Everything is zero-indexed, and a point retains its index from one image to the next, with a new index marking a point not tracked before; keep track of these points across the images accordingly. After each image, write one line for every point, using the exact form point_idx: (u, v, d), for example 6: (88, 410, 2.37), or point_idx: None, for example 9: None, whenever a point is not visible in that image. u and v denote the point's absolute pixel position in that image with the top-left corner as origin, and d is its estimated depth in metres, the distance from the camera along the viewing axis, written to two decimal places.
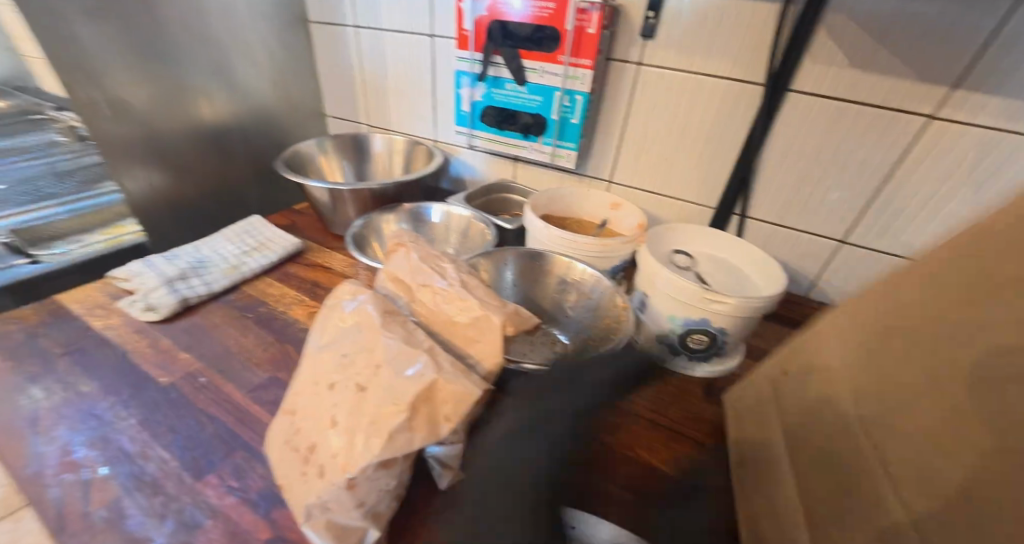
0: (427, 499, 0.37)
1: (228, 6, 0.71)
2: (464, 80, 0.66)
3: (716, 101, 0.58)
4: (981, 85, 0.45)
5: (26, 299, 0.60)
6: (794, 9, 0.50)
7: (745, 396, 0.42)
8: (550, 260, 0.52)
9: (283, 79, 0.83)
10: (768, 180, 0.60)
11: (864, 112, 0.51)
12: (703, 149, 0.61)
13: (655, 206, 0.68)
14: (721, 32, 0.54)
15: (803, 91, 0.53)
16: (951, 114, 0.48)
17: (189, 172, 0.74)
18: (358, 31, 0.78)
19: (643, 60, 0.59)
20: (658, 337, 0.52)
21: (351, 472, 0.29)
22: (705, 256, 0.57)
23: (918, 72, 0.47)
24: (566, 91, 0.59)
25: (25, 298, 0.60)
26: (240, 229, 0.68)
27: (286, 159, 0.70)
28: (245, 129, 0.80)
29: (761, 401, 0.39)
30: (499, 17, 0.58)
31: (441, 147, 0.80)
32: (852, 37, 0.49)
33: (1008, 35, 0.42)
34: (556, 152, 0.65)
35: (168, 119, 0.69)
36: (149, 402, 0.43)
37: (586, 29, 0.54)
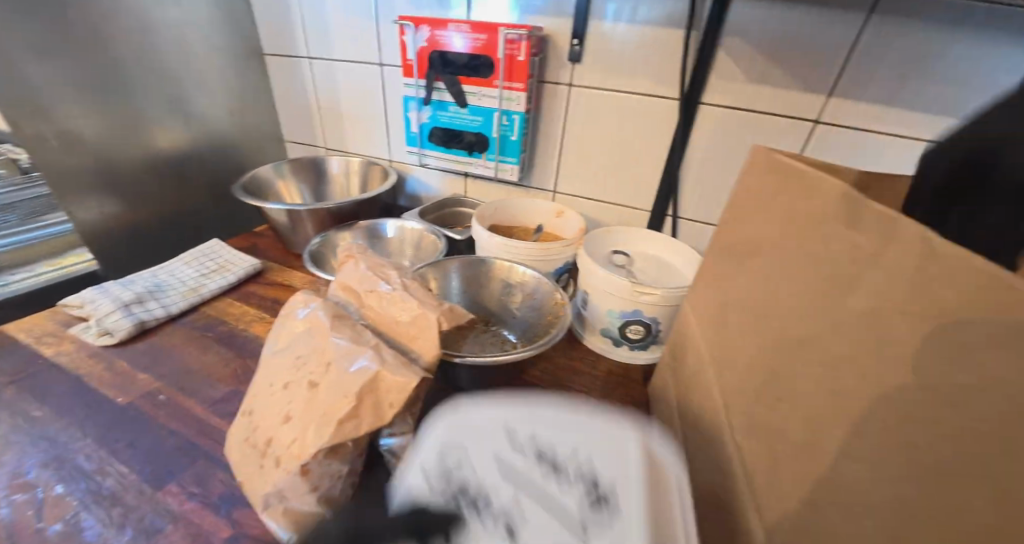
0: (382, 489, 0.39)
1: (180, 40, 0.74)
2: (412, 104, 0.70)
3: (640, 115, 0.64)
4: (852, 94, 0.53)
5: None
6: (696, 34, 0.57)
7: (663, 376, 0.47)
8: (495, 265, 0.56)
9: (239, 106, 0.86)
10: (692, 183, 0.66)
11: (764, 121, 0.59)
12: (633, 158, 0.67)
13: (597, 212, 0.74)
14: (638, 55, 0.61)
15: (713, 104, 0.60)
16: (832, 118, 0.55)
17: (144, 200, 0.75)
18: (311, 60, 0.82)
19: (573, 81, 0.65)
20: (598, 331, 0.57)
21: (303, 460, 0.32)
22: (641, 255, 0.62)
23: (803, 84, 0.55)
24: (504, 111, 0.64)
25: None
26: (199, 254, 0.70)
27: (243, 184, 0.73)
28: (201, 156, 0.82)
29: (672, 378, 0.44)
30: (439, 48, 0.64)
31: (397, 167, 0.84)
32: (747, 56, 0.56)
33: (866, 51, 0.51)
34: (500, 166, 0.70)
35: (121, 149, 0.70)
36: (106, 421, 0.44)
37: (517, 57, 0.60)
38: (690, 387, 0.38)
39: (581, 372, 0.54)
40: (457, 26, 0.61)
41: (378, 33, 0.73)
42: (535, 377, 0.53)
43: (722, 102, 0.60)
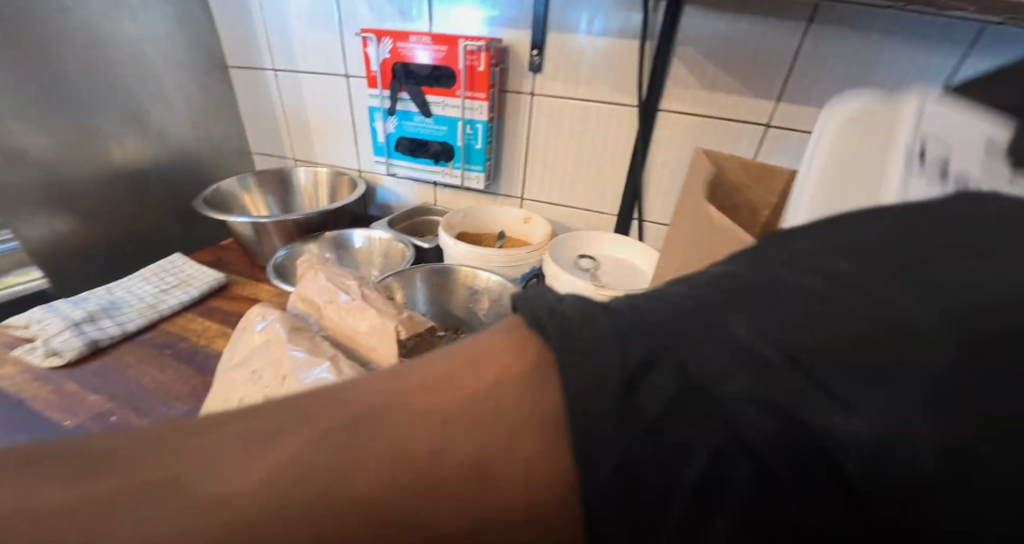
0: None
1: (140, 54, 0.73)
2: (377, 115, 0.70)
3: (602, 123, 0.66)
4: (799, 100, 0.56)
5: None
6: (651, 46, 0.59)
7: None
8: (461, 273, 0.57)
9: (203, 119, 0.85)
10: (655, 188, 0.68)
11: (719, 126, 0.61)
12: (596, 165, 0.69)
13: (565, 217, 0.75)
14: (597, 65, 0.62)
15: (670, 111, 0.62)
16: (780, 123, 0.58)
17: (100, 217, 0.72)
18: (276, 73, 0.81)
19: (535, 90, 0.66)
20: None
21: None
22: (607, 257, 0.63)
23: (752, 91, 0.58)
24: (467, 121, 0.65)
25: None
26: (159, 270, 0.68)
27: (206, 198, 0.71)
28: (163, 171, 0.80)
29: None
30: (402, 59, 0.64)
31: (366, 177, 0.84)
32: (699, 65, 0.59)
33: (809, 58, 0.53)
34: (466, 175, 0.70)
35: (75, 166, 0.68)
36: None
37: (478, 67, 0.61)
38: None
39: None
40: (418, 37, 0.62)
41: (342, 45, 0.73)
42: None
43: (678, 109, 0.62)
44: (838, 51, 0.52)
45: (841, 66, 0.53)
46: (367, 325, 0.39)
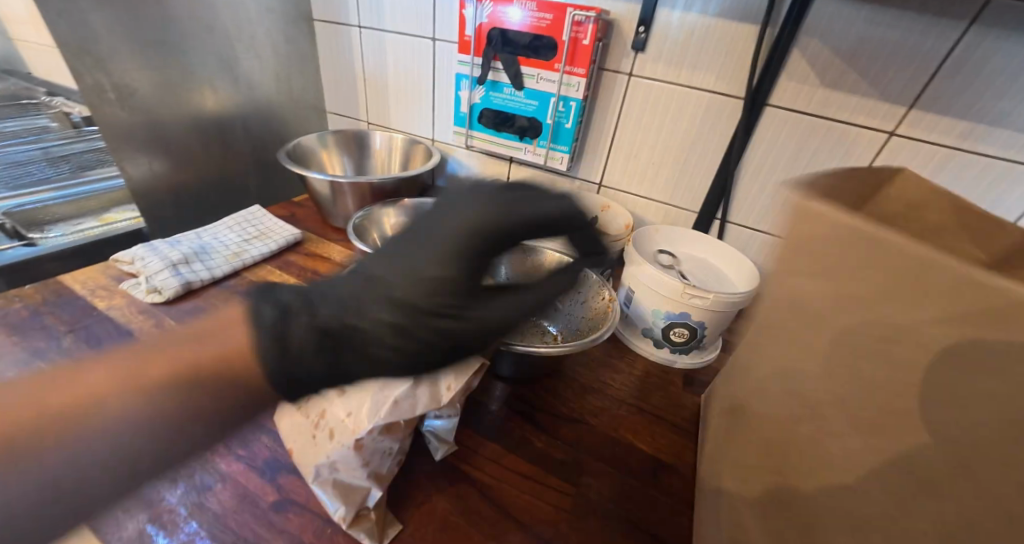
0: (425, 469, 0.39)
1: (237, 0, 0.73)
2: (465, 83, 0.69)
3: (700, 112, 0.62)
4: (935, 107, 0.51)
5: (19, 283, 0.60)
6: (773, 32, 0.54)
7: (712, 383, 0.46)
8: (542, 255, 0.56)
9: (287, 73, 0.85)
10: (746, 188, 0.64)
11: (834, 128, 0.56)
12: (686, 157, 0.66)
13: (642, 208, 0.72)
14: (707, 49, 0.58)
15: (781, 106, 0.58)
16: (907, 131, 0.53)
17: (189, 161, 0.75)
18: (362, 31, 0.81)
19: (632, 71, 0.63)
20: (641, 330, 0.56)
21: (359, 433, 0.32)
22: (688, 255, 0.61)
23: (880, 92, 0.52)
24: (563, 97, 0.63)
25: (18, 282, 0.60)
26: (242, 219, 0.70)
27: (289, 151, 0.72)
28: (246, 121, 0.82)
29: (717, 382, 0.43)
30: (498, 26, 0.63)
31: (438, 146, 0.84)
32: (824, 58, 0.53)
33: (960, 60, 0.48)
34: (549, 154, 0.69)
35: (170, 108, 0.70)
36: None
37: (582, 40, 0.59)
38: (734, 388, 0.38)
39: (619, 369, 0.54)
40: (523, 4, 0.60)
41: (434, 7, 0.71)
42: (574, 372, 0.52)
43: (790, 106, 0.57)
44: (999, 53, 0.46)
45: (997, 73, 0.47)
46: None
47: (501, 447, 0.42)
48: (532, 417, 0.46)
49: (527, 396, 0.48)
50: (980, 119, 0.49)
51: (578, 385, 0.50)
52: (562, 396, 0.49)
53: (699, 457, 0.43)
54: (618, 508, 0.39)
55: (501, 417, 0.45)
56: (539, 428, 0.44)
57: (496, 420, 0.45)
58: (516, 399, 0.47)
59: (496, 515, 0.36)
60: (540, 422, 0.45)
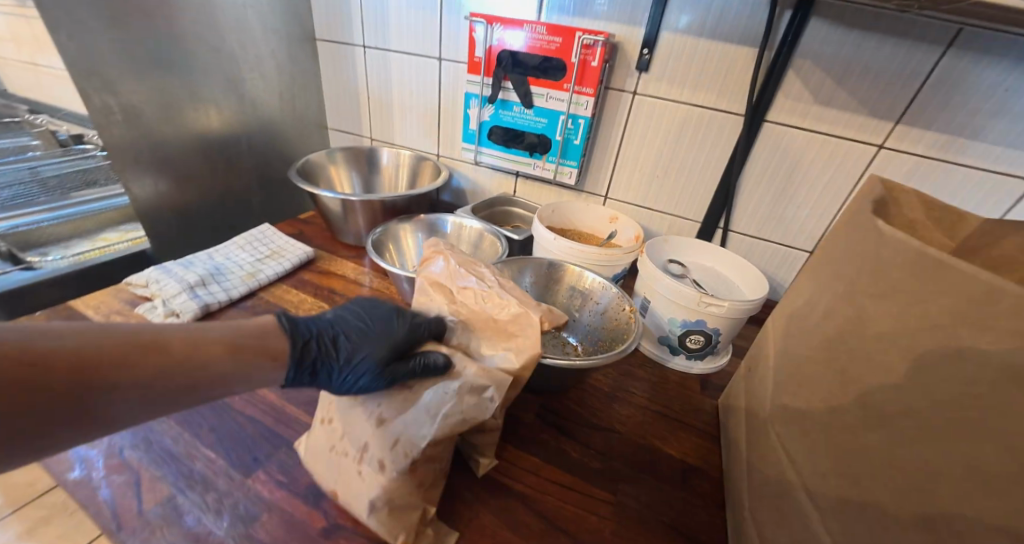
0: (466, 485, 0.40)
1: (242, 21, 0.73)
2: (474, 101, 0.71)
3: (704, 127, 0.65)
4: (920, 123, 0.55)
5: (22, 309, 0.58)
6: (770, 54, 0.58)
7: (734, 387, 0.48)
8: (561, 269, 0.57)
9: (289, 91, 0.85)
10: (747, 199, 0.68)
11: (830, 142, 0.60)
12: (689, 170, 0.69)
13: (648, 219, 0.75)
14: (709, 69, 0.61)
15: (778, 122, 0.61)
16: (896, 144, 0.57)
17: (194, 181, 0.74)
18: (366, 50, 0.82)
19: (637, 90, 0.66)
20: (658, 338, 0.58)
21: (413, 453, 0.33)
22: (697, 265, 0.63)
23: (869, 109, 0.56)
24: (572, 115, 0.65)
25: (21, 308, 0.58)
26: (253, 238, 0.70)
27: (298, 169, 0.73)
28: (249, 140, 0.81)
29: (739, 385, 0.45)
30: (508, 48, 0.65)
31: (444, 162, 0.85)
32: (817, 77, 0.57)
33: (942, 81, 0.52)
34: (558, 169, 0.71)
35: (176, 128, 0.69)
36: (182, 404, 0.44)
37: (590, 62, 0.61)
38: (758, 391, 0.40)
39: (639, 376, 0.56)
40: (533, 27, 0.62)
41: (441, 28, 0.73)
42: (598, 381, 0.54)
43: (786, 122, 0.61)
44: (977, 74, 0.50)
45: (975, 92, 0.51)
46: (504, 313, 0.39)
47: (538, 458, 0.43)
48: (564, 428, 0.47)
49: (555, 406, 0.49)
50: (963, 133, 0.53)
51: (603, 393, 0.52)
52: (589, 406, 0.50)
53: (726, 459, 0.45)
54: (655, 514, 0.40)
55: (534, 429, 0.46)
56: (571, 438, 0.46)
57: (529, 433, 0.46)
58: (546, 410, 0.49)
59: (542, 527, 0.37)
60: (571, 432, 0.46)
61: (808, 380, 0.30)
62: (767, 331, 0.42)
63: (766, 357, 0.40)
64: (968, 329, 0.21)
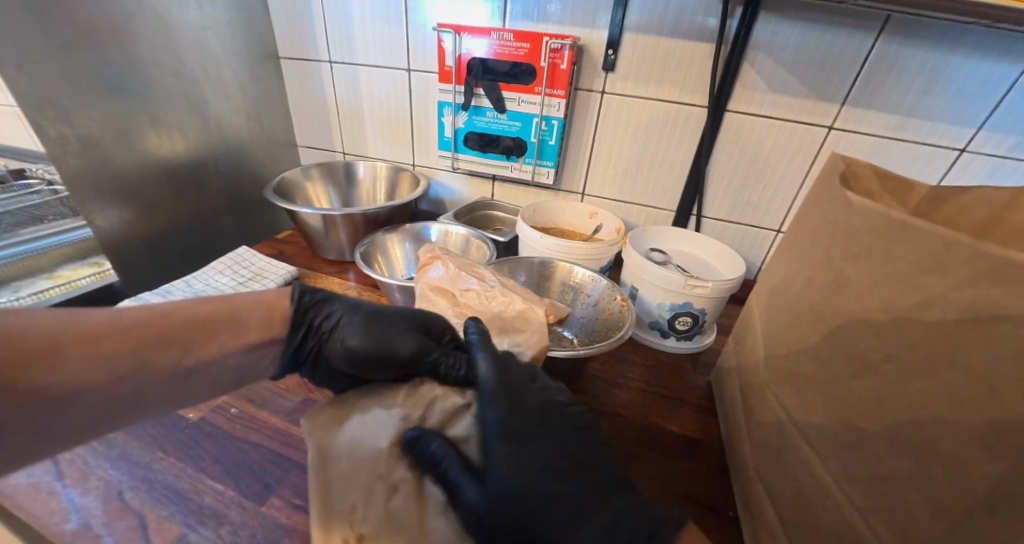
0: None
1: (201, 43, 0.71)
2: (447, 109, 0.72)
3: (671, 120, 0.68)
4: (863, 104, 0.60)
5: None
6: (726, 48, 0.61)
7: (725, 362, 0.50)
8: (551, 265, 0.59)
9: (254, 110, 0.84)
10: (715, 185, 0.72)
11: (786, 126, 0.64)
12: (660, 163, 0.72)
13: (623, 212, 0.78)
14: (671, 65, 0.65)
15: (738, 112, 0.65)
16: (844, 125, 0.62)
17: (160, 208, 0.71)
18: (333, 65, 0.81)
19: (605, 89, 0.69)
20: (648, 323, 0.60)
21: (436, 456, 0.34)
22: (677, 251, 0.67)
23: (818, 94, 0.61)
24: (545, 117, 0.67)
25: None
26: (231, 262, 0.68)
27: (274, 187, 0.71)
28: (216, 163, 0.79)
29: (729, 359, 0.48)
30: (478, 55, 0.66)
31: (420, 171, 0.85)
32: (770, 67, 0.62)
33: (879, 64, 0.57)
34: (535, 169, 0.73)
35: (139, 154, 0.67)
36: (178, 438, 0.43)
37: (558, 65, 0.64)
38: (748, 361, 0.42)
39: (634, 362, 0.58)
40: (500, 34, 0.64)
41: (409, 39, 0.74)
42: (597, 371, 0.55)
43: (745, 111, 0.65)
44: (909, 57, 0.56)
45: (908, 73, 0.57)
46: (509, 310, 0.41)
47: None
48: None
49: None
50: (900, 111, 0.59)
51: (603, 381, 0.54)
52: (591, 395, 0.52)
53: (725, 431, 0.47)
54: (666, 487, 0.42)
55: None
56: None
57: None
58: None
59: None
60: None
61: (797, 344, 0.33)
62: (751, 305, 0.45)
63: (752, 328, 0.43)
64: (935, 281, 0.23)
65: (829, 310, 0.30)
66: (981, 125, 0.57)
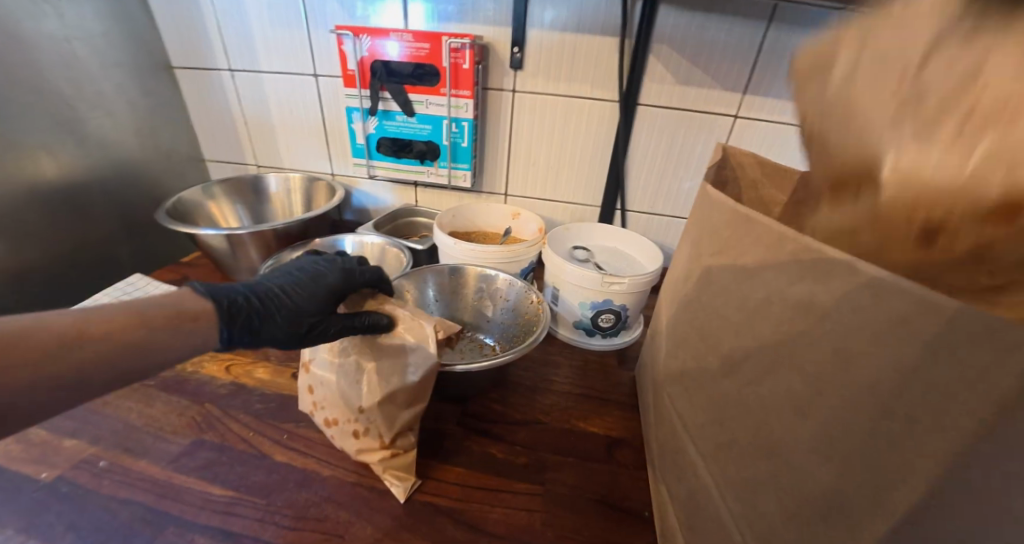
0: (384, 513, 0.38)
1: (70, 58, 0.65)
2: (356, 115, 0.69)
3: (587, 115, 0.68)
4: (763, 92, 0.62)
5: None
6: (629, 42, 0.61)
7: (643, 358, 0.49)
8: (465, 272, 0.57)
9: (148, 125, 0.77)
10: (635, 178, 0.71)
11: (695, 117, 0.65)
12: (580, 159, 0.71)
13: (550, 211, 0.77)
14: (579, 61, 0.64)
15: (650, 105, 0.65)
16: (748, 113, 0.64)
17: (38, 240, 0.65)
18: (233, 73, 0.76)
19: (516, 87, 0.67)
20: (572, 323, 0.59)
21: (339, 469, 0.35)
22: (600, 247, 0.66)
23: (722, 85, 0.62)
24: (453, 118, 0.66)
25: None
26: (121, 293, 0.63)
27: (168, 210, 0.66)
28: (107, 186, 0.73)
29: (647, 355, 0.46)
30: (380, 58, 0.63)
31: (340, 180, 0.82)
32: (674, 60, 0.62)
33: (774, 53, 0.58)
34: (451, 173, 0.71)
35: (4, 182, 0.60)
36: (35, 503, 0.39)
37: (461, 65, 0.62)
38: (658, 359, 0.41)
39: (560, 364, 0.57)
40: (399, 35, 0.61)
41: (310, 43, 0.70)
42: (518, 377, 0.54)
43: (655, 104, 0.65)
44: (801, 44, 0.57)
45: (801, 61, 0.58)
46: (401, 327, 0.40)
47: (461, 466, 0.42)
48: (486, 431, 0.47)
49: (477, 409, 0.49)
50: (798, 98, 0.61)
51: (524, 387, 0.52)
52: (510, 403, 0.50)
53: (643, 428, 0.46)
54: (585, 494, 0.40)
55: (457, 439, 0.45)
56: (493, 438, 0.46)
57: (451, 444, 0.45)
58: (468, 416, 0.48)
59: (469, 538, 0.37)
60: (493, 433, 0.46)
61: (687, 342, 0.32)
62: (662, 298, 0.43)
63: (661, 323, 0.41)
64: (787, 273, 0.23)
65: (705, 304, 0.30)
66: None
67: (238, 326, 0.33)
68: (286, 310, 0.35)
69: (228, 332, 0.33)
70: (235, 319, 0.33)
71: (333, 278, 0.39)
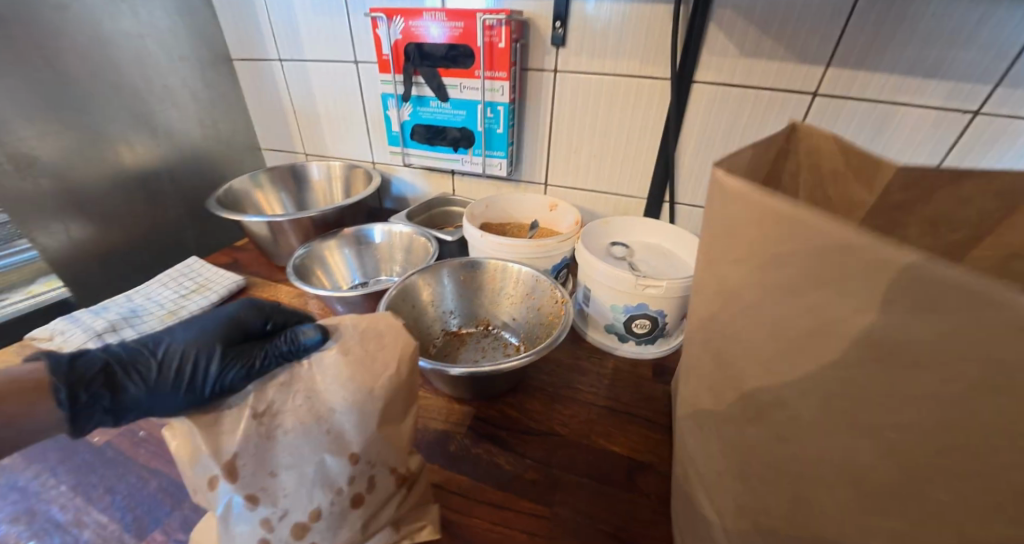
0: None
1: (141, 52, 0.70)
2: (391, 102, 0.68)
3: (634, 96, 0.61)
4: (854, 62, 0.51)
5: None
6: (686, 9, 0.53)
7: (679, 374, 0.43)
8: (486, 268, 0.56)
9: (210, 115, 0.82)
10: (688, 167, 0.64)
11: (764, 95, 0.56)
12: (625, 145, 0.65)
13: (589, 202, 0.71)
14: (626, 35, 0.57)
15: (708, 82, 0.57)
16: (833, 89, 0.53)
17: (115, 222, 0.71)
18: (283, 63, 0.78)
19: (557, 67, 0.62)
20: (603, 327, 0.54)
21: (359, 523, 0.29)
22: (641, 243, 0.60)
23: (800, 56, 0.52)
24: (488, 103, 0.63)
25: None
26: (178, 273, 0.68)
27: (220, 199, 0.72)
28: (174, 172, 0.78)
29: None
30: (415, 40, 0.61)
31: (380, 169, 0.85)
32: (740, 28, 0.53)
33: (871, 13, 0.48)
34: (486, 161, 0.68)
35: (85, 169, 0.66)
36: (81, 466, 0.43)
37: (497, 44, 0.58)
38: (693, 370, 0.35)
39: (588, 370, 0.52)
40: (432, 15, 0.59)
41: (351, 30, 0.69)
42: (540, 381, 0.50)
43: (715, 81, 0.57)
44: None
45: (906, 22, 0.47)
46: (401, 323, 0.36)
47: (470, 476, 0.41)
48: (497, 438, 0.44)
49: (493, 415, 0.47)
50: (901, 68, 0.50)
51: (545, 393, 0.49)
52: (527, 411, 0.47)
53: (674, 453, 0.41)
54: (598, 524, 0.36)
55: (468, 445, 0.44)
56: (505, 448, 0.43)
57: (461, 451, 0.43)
58: (483, 421, 0.46)
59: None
60: (506, 441, 0.44)
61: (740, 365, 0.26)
62: None
63: None
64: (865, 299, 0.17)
65: (728, 327, 0.24)
66: (998, 80, 0.47)
67: (95, 389, 0.28)
68: (159, 360, 0.29)
69: (82, 397, 0.27)
70: (85, 385, 0.28)
71: (243, 315, 0.33)
